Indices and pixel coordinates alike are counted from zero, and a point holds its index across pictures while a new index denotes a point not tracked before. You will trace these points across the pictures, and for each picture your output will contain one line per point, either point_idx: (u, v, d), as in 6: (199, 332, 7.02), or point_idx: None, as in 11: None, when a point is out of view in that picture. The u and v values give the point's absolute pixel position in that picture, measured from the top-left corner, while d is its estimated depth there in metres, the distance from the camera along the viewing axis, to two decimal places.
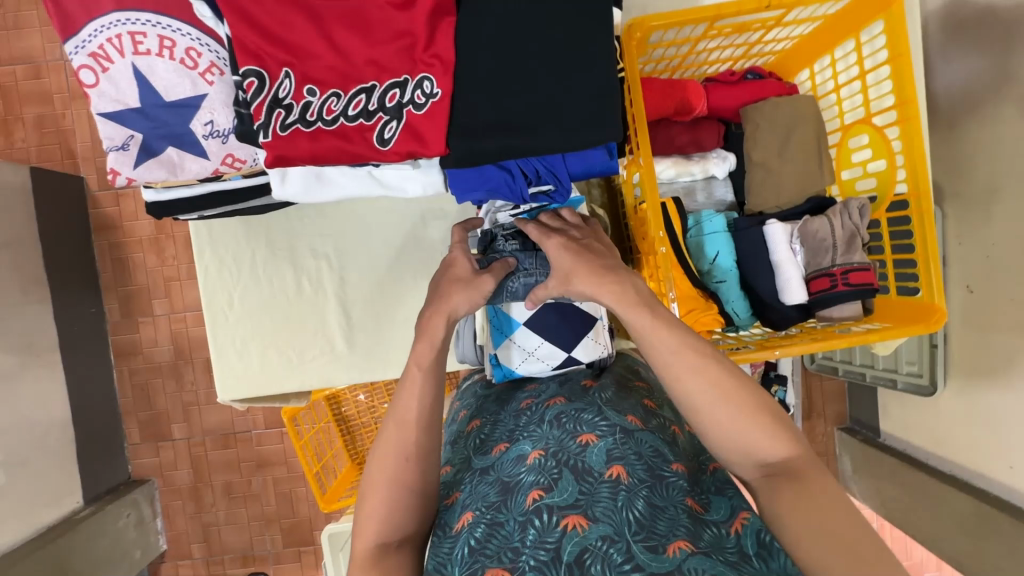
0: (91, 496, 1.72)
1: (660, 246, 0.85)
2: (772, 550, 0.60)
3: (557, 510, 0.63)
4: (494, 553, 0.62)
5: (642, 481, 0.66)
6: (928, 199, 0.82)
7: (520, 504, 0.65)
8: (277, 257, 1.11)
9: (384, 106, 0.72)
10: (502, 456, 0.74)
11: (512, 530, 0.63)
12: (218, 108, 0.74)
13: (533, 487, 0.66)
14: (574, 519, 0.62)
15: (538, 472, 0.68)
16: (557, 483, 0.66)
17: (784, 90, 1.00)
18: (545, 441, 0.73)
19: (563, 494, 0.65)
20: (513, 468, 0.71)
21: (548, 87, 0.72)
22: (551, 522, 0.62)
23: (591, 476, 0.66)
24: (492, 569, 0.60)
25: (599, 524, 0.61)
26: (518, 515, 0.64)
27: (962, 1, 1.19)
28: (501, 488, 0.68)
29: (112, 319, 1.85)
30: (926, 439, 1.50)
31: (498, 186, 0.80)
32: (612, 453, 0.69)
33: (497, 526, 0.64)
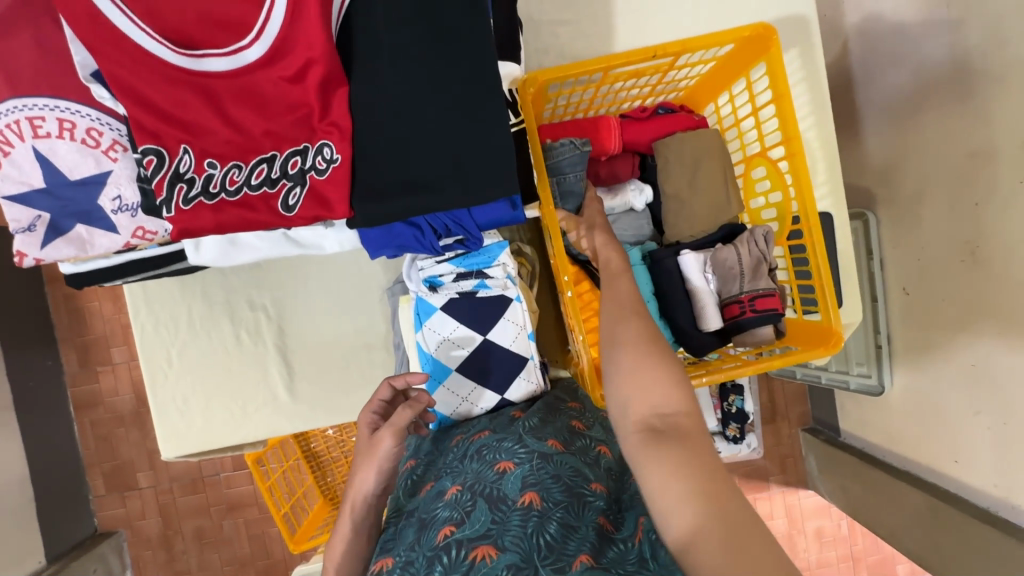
0: (54, 554, 1.68)
1: (569, 290, 0.88)
2: (670, 550, 0.62)
3: (467, 543, 0.64)
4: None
5: (557, 503, 0.68)
6: (818, 227, 0.87)
7: (431, 540, 0.66)
8: (212, 312, 1.13)
9: (286, 174, 0.74)
10: (426, 494, 0.77)
11: (421, 565, 0.64)
12: (124, 183, 0.75)
13: (446, 522, 0.68)
14: (484, 549, 0.63)
15: (454, 506, 0.70)
16: (469, 515, 0.68)
17: (692, 123, 1.06)
18: (464, 476, 0.76)
19: (474, 526, 0.66)
20: (433, 503, 0.73)
21: (451, 143, 0.74)
22: (461, 556, 0.63)
23: (505, 504, 0.68)
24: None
25: (506, 553, 0.62)
26: (427, 552, 0.65)
27: (878, 18, 1.28)
28: (420, 526, 0.71)
29: (70, 370, 1.82)
30: (880, 437, 1.55)
31: (409, 241, 0.82)
32: (528, 479, 0.71)
33: (409, 564, 0.66)
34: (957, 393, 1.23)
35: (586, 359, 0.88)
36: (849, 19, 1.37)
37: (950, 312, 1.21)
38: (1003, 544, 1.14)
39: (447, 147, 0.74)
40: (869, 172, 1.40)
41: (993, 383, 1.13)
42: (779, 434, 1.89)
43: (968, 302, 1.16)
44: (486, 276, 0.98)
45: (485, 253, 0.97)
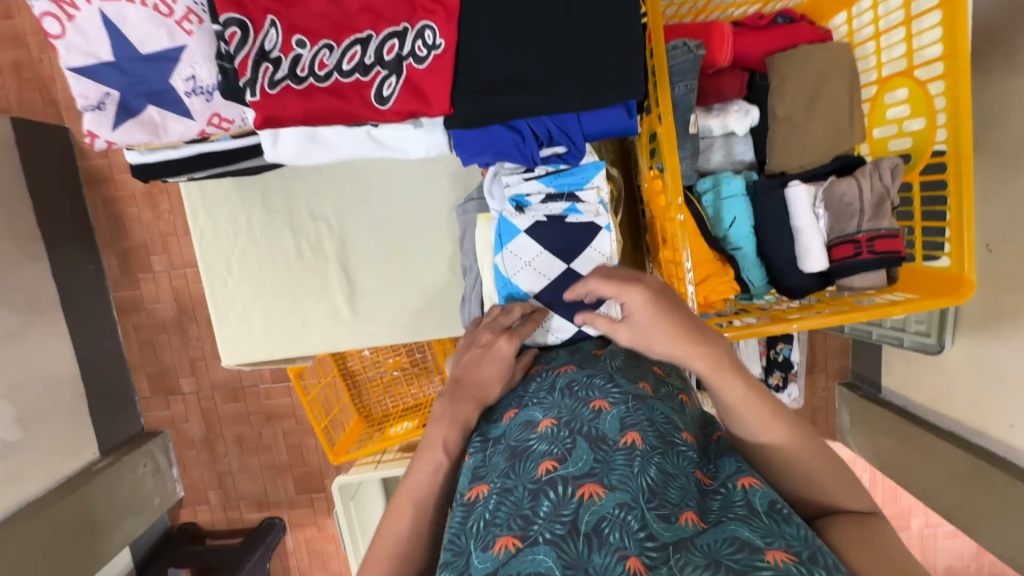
0: (107, 447, 1.76)
1: (676, 214, 0.78)
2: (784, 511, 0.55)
3: (572, 480, 0.60)
4: (505, 522, 0.58)
5: (655, 448, 0.62)
6: (970, 160, 0.77)
7: (531, 472, 0.62)
8: (273, 220, 1.07)
9: (381, 60, 0.66)
10: (512, 423, 0.71)
11: (522, 497, 0.60)
12: (199, 61, 0.67)
13: (545, 457, 0.63)
14: (590, 488, 0.58)
15: (551, 442, 0.65)
16: (570, 451, 0.63)
17: (817, 36, 0.93)
18: (556, 409, 0.70)
19: (577, 463, 0.61)
20: (523, 434, 0.68)
21: (567, 36, 0.65)
22: (567, 493, 0.58)
23: (605, 443, 0.63)
24: (503, 539, 0.56)
25: (614, 492, 0.57)
26: (529, 483, 0.61)
27: None
28: (511, 455, 0.66)
29: (111, 275, 1.82)
30: (927, 397, 1.41)
31: (507, 148, 0.74)
32: (625, 421, 0.65)
33: (507, 492, 0.61)
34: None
35: (686, 293, 0.82)
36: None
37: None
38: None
39: (563, 40, 0.65)
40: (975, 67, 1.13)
41: None
42: (815, 387, 1.74)
43: None
44: (576, 201, 0.90)
45: (578, 173, 0.88)
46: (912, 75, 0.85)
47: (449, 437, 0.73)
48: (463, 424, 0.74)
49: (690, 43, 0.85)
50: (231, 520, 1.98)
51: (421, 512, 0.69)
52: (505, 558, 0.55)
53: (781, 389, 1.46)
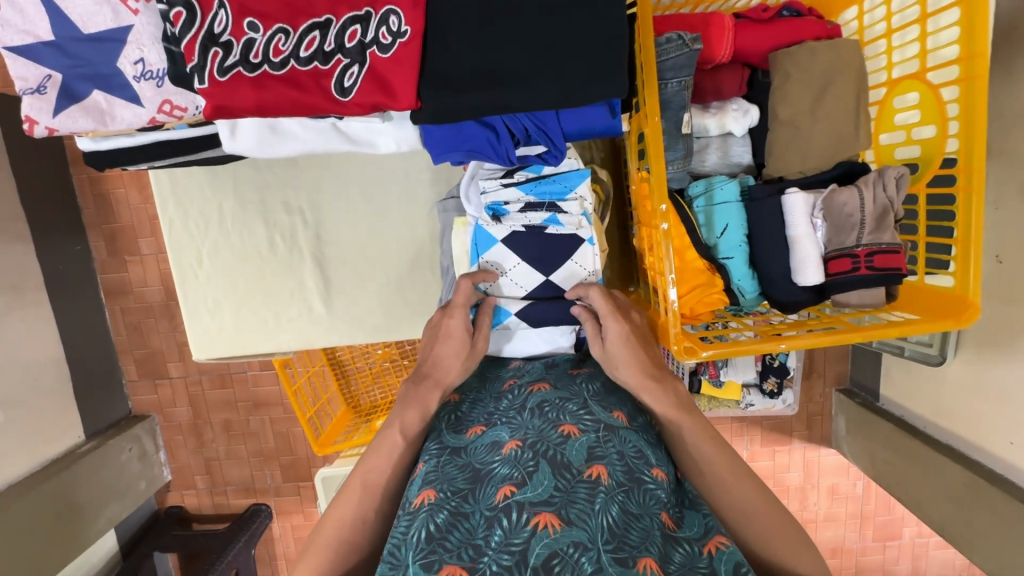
0: (92, 431, 1.74)
1: (662, 222, 0.73)
2: None
3: (529, 507, 0.56)
4: (454, 548, 0.55)
5: (621, 485, 0.59)
6: (982, 175, 0.71)
7: (490, 498, 0.59)
8: (246, 211, 1.02)
9: (342, 47, 0.61)
10: (476, 439, 0.68)
11: (477, 525, 0.57)
12: (147, 44, 0.62)
13: (506, 481, 0.60)
14: (547, 518, 0.55)
15: (512, 464, 0.61)
16: (531, 476, 0.59)
17: (825, 32, 0.87)
18: (524, 431, 0.66)
19: (537, 489, 0.58)
20: (487, 455, 0.64)
21: (545, 27, 0.60)
22: (521, 521, 0.55)
23: (569, 472, 0.60)
24: (449, 567, 0.53)
25: (571, 529, 0.54)
26: (486, 510, 0.58)
27: None
28: (471, 476, 0.62)
29: (99, 257, 1.78)
30: (927, 407, 1.35)
31: (480, 146, 0.69)
32: (593, 451, 0.62)
33: (461, 516, 0.58)
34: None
35: (670, 307, 0.76)
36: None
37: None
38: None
39: (540, 32, 0.60)
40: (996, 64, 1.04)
41: None
42: (810, 392, 1.71)
43: None
44: (558, 212, 0.85)
45: (559, 181, 0.84)
46: (924, 78, 0.79)
47: (409, 419, 0.70)
48: (424, 409, 0.72)
49: (685, 36, 0.78)
50: (218, 505, 1.97)
51: (374, 497, 0.67)
52: None
53: (776, 396, 1.39)
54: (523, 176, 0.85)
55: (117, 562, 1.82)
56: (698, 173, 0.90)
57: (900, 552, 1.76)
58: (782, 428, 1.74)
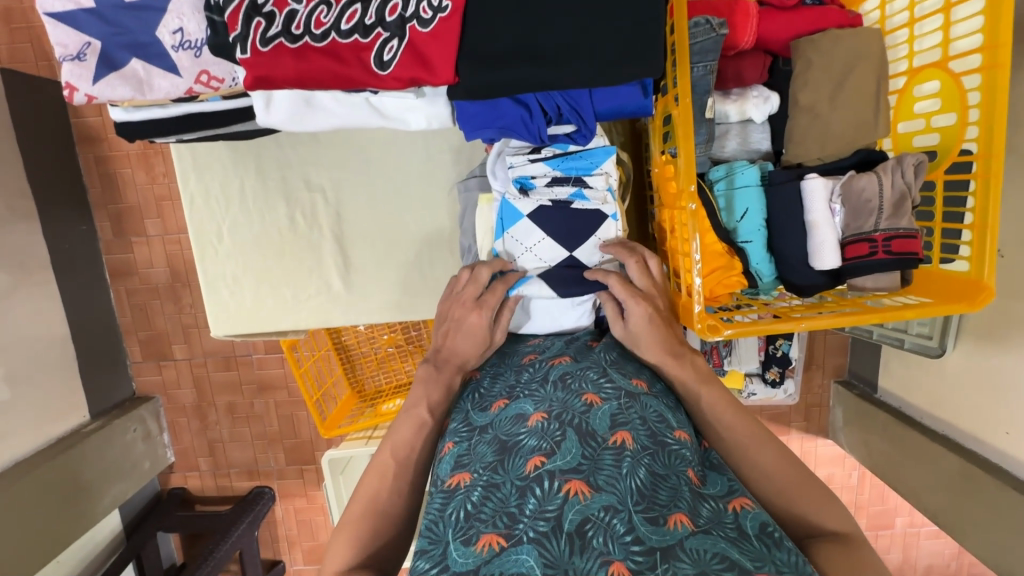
0: (97, 411, 1.74)
1: (687, 203, 0.75)
2: (776, 540, 0.54)
3: (559, 475, 0.58)
4: (489, 518, 0.56)
5: (645, 448, 0.62)
6: (1000, 162, 0.73)
7: (519, 468, 0.60)
8: (266, 188, 1.03)
9: (383, 21, 0.61)
10: (501, 413, 0.69)
11: (509, 494, 0.58)
12: (187, 13, 0.62)
13: (534, 452, 0.62)
14: (576, 485, 0.57)
15: (540, 435, 0.63)
16: (559, 445, 0.61)
17: (847, 20, 0.88)
18: (548, 402, 0.68)
19: (566, 457, 0.60)
20: (513, 427, 0.66)
21: (583, 5, 0.60)
22: (553, 489, 0.57)
23: (594, 440, 0.62)
24: (486, 536, 0.55)
25: (602, 494, 0.56)
26: (516, 480, 0.59)
27: None
28: (499, 448, 0.64)
29: (104, 237, 1.77)
30: (925, 399, 1.38)
31: (513, 124, 0.70)
32: (616, 418, 0.65)
33: (494, 487, 0.59)
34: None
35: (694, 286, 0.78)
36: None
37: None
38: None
39: (578, 10, 0.61)
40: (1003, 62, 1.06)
41: None
42: (810, 383, 1.74)
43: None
44: (584, 187, 0.86)
45: (586, 158, 0.85)
46: (946, 67, 0.80)
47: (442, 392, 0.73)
48: (447, 386, 0.76)
49: (713, 21, 0.79)
50: (221, 487, 1.98)
51: (406, 469, 0.69)
52: (488, 556, 0.53)
53: (777, 385, 1.44)
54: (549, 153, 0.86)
55: (120, 541, 1.83)
56: (719, 157, 0.91)
57: (892, 540, 1.80)
58: (781, 418, 1.77)
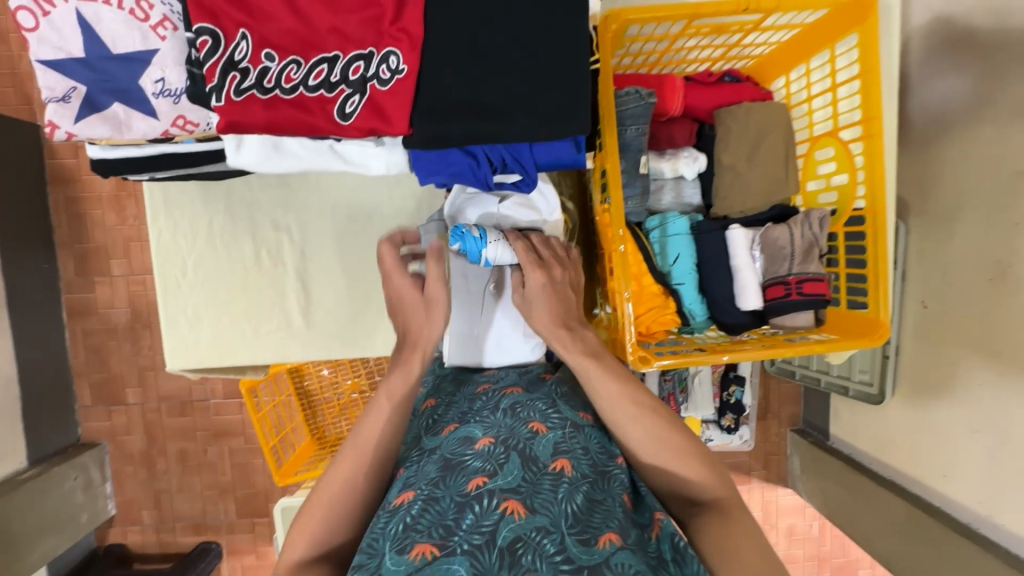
0: (36, 457, 1.66)
1: (619, 244, 0.83)
2: (686, 555, 0.59)
3: (499, 494, 0.61)
4: (425, 529, 0.59)
5: (585, 477, 0.66)
6: (884, 216, 0.84)
7: (461, 486, 0.63)
8: (235, 227, 1.08)
9: (346, 79, 0.70)
10: (451, 435, 0.72)
11: (448, 508, 0.61)
12: (169, 65, 0.70)
13: (477, 473, 0.64)
14: (514, 504, 0.60)
15: (485, 458, 0.66)
16: (503, 467, 0.64)
17: (759, 95, 1.02)
18: (496, 429, 0.71)
19: (507, 478, 0.63)
20: (460, 449, 0.68)
21: (522, 74, 0.70)
22: (491, 506, 0.60)
23: (536, 465, 0.65)
24: (421, 545, 0.57)
25: (536, 514, 0.59)
26: (457, 496, 0.62)
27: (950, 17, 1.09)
28: (443, 465, 0.66)
29: (66, 276, 1.76)
30: (870, 444, 1.45)
31: (462, 171, 0.78)
32: (559, 446, 0.68)
33: (433, 501, 0.62)
34: (957, 410, 1.17)
35: (627, 322, 0.85)
36: (913, 11, 1.19)
37: (968, 329, 1.12)
38: (980, 561, 1.10)
39: (519, 78, 0.70)
40: (907, 136, 1.23)
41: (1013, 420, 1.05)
42: (766, 432, 1.79)
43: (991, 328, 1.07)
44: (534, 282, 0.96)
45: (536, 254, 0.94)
46: (837, 135, 0.93)
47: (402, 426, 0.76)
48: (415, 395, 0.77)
49: (642, 91, 0.91)
50: (164, 543, 1.87)
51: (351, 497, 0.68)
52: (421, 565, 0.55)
53: (732, 432, 1.50)
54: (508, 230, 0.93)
55: None
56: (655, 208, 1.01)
57: None
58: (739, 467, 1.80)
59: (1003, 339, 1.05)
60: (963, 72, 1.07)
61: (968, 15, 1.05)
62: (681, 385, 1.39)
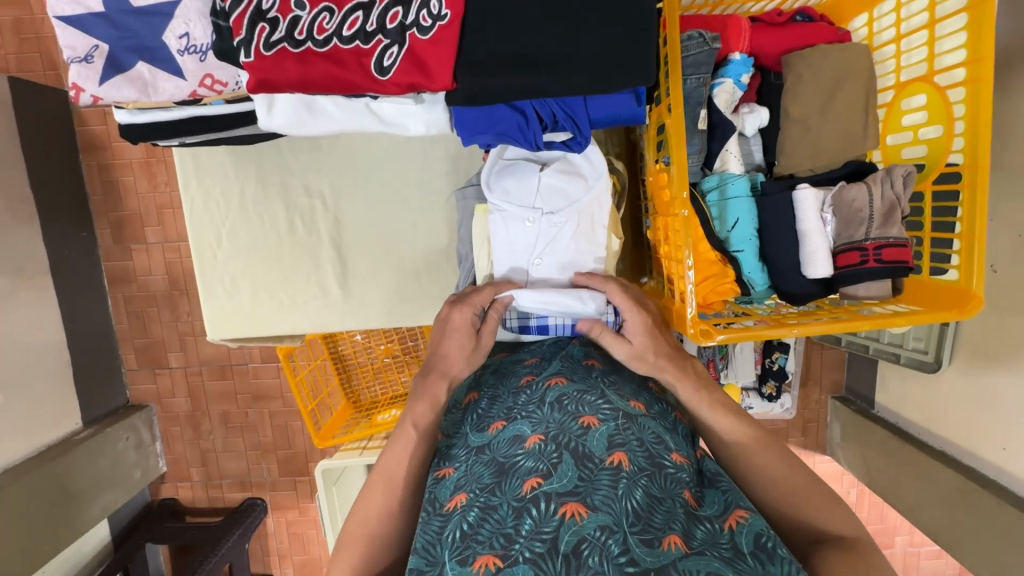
0: (90, 418, 1.73)
1: (682, 209, 0.76)
2: (772, 554, 0.54)
3: (556, 497, 0.57)
4: (485, 539, 0.56)
5: (642, 470, 0.61)
6: (985, 172, 0.75)
7: (516, 489, 0.60)
8: (267, 193, 1.04)
9: (383, 28, 0.63)
10: (499, 435, 0.69)
11: (506, 515, 0.58)
12: (194, 19, 0.64)
13: (531, 473, 0.61)
14: (573, 507, 0.56)
15: (536, 457, 0.62)
16: (556, 468, 0.61)
17: (836, 37, 0.91)
18: (545, 424, 0.67)
19: (562, 480, 0.59)
20: (510, 449, 0.65)
21: (578, 15, 0.62)
22: (549, 511, 0.56)
23: (591, 462, 0.61)
24: (483, 557, 0.54)
25: (598, 513, 0.55)
26: (513, 501, 0.59)
27: None
28: (496, 469, 0.63)
29: (104, 244, 1.77)
30: (920, 414, 1.36)
31: (510, 130, 0.72)
32: (614, 439, 0.64)
33: (490, 509, 0.59)
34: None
35: (687, 292, 0.79)
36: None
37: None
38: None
39: (573, 20, 0.62)
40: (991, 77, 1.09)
41: None
42: (807, 399, 1.72)
43: None
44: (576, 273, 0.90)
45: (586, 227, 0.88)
46: (932, 80, 0.82)
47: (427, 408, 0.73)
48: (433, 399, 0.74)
49: (706, 35, 0.82)
50: (212, 498, 1.95)
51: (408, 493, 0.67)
52: None
53: (774, 399, 1.43)
54: (554, 201, 0.88)
55: (108, 553, 1.80)
56: (714, 167, 0.91)
57: (892, 561, 1.78)
58: (779, 434, 1.75)
59: None
60: None
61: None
62: (721, 350, 1.34)
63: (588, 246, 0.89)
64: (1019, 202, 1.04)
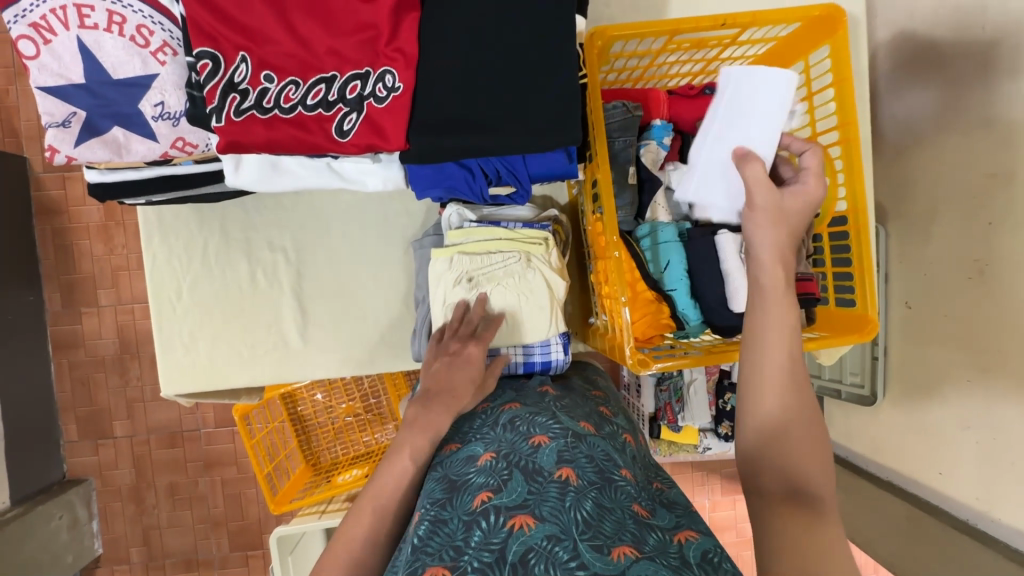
0: (20, 496, 1.60)
1: (614, 251, 0.84)
2: (716, 566, 0.56)
3: (505, 510, 0.61)
4: (435, 551, 0.58)
5: (592, 483, 0.65)
6: (865, 216, 0.90)
7: (467, 503, 0.63)
8: (230, 249, 1.08)
9: (344, 98, 0.72)
10: (454, 454, 0.74)
11: (456, 528, 0.61)
12: (169, 90, 0.72)
13: (482, 488, 0.65)
14: (522, 519, 0.59)
15: (488, 474, 0.67)
16: (506, 483, 0.65)
17: None
18: (497, 444, 0.73)
19: (512, 494, 0.63)
20: (463, 467, 0.70)
21: (515, 88, 0.73)
22: (498, 523, 0.59)
23: (541, 476, 0.65)
24: (432, 568, 0.56)
25: (545, 524, 0.58)
26: (464, 515, 0.62)
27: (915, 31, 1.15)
28: (449, 486, 0.67)
29: (52, 308, 1.72)
30: (865, 445, 1.44)
31: (458, 183, 0.84)
32: (562, 455, 0.68)
33: (440, 523, 0.62)
34: (946, 407, 1.17)
35: (625, 326, 0.86)
36: (876, 27, 1.25)
37: (949, 326, 1.14)
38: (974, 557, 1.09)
39: (512, 92, 0.73)
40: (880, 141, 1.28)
41: (1003, 414, 1.05)
42: None
43: (972, 324, 1.09)
44: None
45: None
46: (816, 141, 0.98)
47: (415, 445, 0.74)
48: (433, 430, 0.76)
49: (628, 105, 0.95)
50: None
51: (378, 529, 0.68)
52: None
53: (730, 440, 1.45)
54: None
55: None
56: (645, 217, 1.02)
57: None
58: None
59: (981, 333, 1.07)
60: (930, 84, 1.13)
61: (930, 29, 1.11)
62: (676, 394, 1.41)
63: (530, 307, 0.95)
64: (920, 245, 1.19)
